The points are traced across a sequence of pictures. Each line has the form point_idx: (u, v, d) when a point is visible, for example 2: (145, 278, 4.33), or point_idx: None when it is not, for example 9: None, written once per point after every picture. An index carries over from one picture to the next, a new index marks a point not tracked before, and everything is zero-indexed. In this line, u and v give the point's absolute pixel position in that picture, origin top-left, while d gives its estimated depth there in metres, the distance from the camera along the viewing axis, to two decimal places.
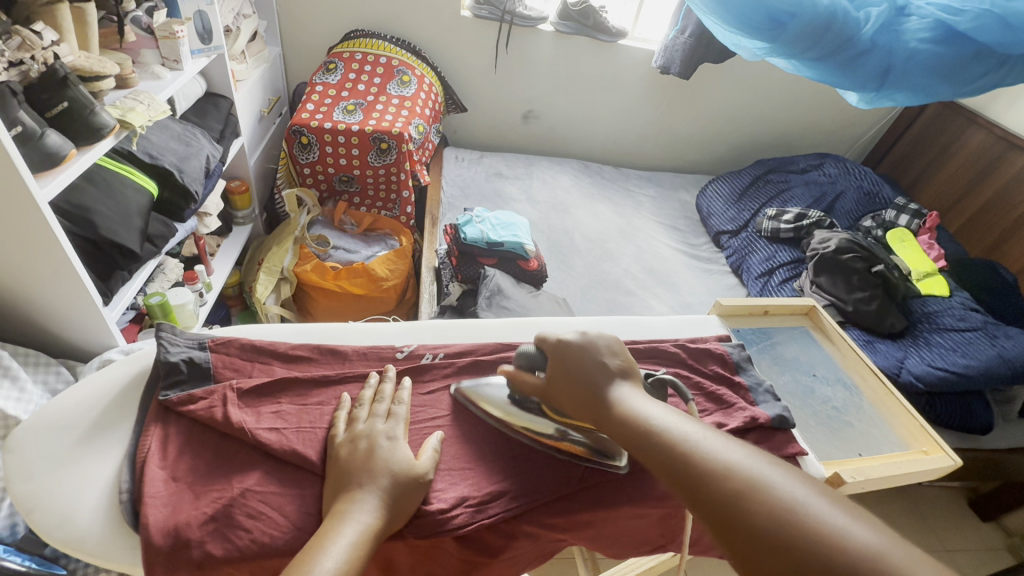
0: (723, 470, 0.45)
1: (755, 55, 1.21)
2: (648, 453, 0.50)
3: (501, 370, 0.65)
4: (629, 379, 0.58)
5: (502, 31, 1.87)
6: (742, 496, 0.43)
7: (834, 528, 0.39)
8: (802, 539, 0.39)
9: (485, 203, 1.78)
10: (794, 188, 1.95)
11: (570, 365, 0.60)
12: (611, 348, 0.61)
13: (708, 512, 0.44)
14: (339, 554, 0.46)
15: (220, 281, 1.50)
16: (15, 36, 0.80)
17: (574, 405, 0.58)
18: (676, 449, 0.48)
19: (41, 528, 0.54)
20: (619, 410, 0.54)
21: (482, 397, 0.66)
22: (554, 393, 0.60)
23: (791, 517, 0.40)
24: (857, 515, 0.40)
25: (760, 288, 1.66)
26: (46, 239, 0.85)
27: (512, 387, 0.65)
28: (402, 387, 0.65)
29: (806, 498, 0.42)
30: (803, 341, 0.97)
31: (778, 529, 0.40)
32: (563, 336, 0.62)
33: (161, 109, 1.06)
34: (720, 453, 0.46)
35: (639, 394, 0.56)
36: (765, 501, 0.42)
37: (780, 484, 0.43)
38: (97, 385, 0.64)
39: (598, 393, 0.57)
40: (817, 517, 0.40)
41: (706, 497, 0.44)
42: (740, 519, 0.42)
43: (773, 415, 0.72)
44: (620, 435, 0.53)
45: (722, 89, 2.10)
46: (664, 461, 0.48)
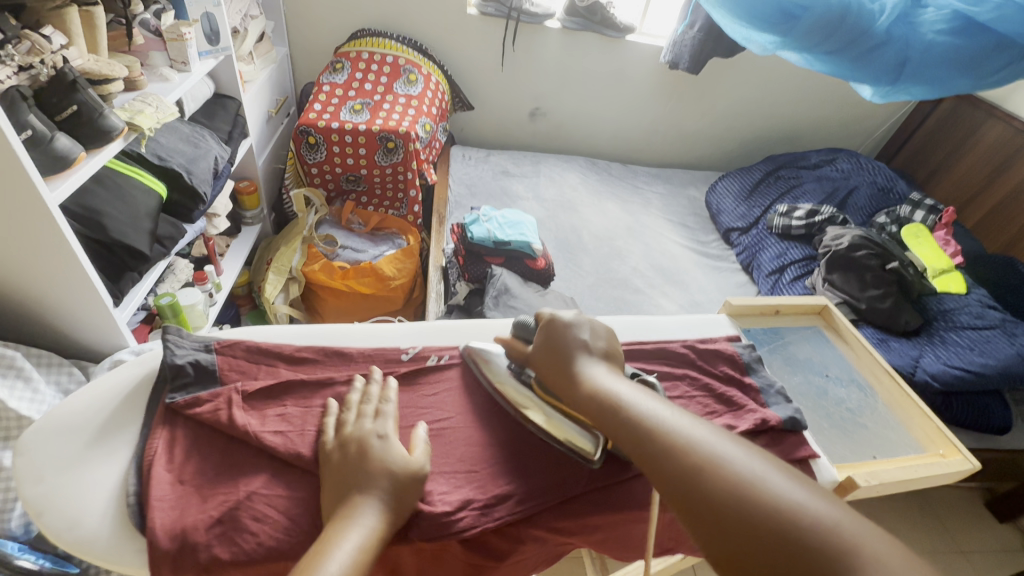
0: (685, 445, 0.48)
1: (766, 49, 1.20)
2: (615, 427, 0.53)
3: (497, 338, 0.70)
4: (607, 360, 0.62)
5: (509, 29, 1.86)
6: (702, 469, 0.46)
7: (787, 499, 0.42)
8: (753, 508, 0.42)
9: (493, 201, 1.77)
10: (805, 184, 1.92)
11: (556, 344, 0.63)
12: (596, 331, 0.65)
13: (669, 485, 0.47)
14: (343, 559, 0.46)
15: (229, 281, 1.51)
16: (24, 40, 0.81)
17: (555, 377, 0.61)
18: (643, 424, 0.51)
19: (51, 531, 0.54)
20: (593, 387, 0.57)
21: (489, 361, 0.69)
22: (537, 362, 0.64)
23: (744, 488, 0.43)
24: (808, 488, 0.43)
25: (770, 286, 1.64)
26: (57, 242, 0.86)
27: (511, 358, 0.68)
28: (389, 386, 0.65)
29: (762, 471, 0.45)
30: (816, 341, 0.95)
31: (731, 499, 0.43)
32: (555, 315, 0.66)
33: (169, 111, 1.07)
34: (684, 430, 0.50)
35: (612, 373, 0.59)
36: (721, 475, 0.45)
37: (737, 459, 0.46)
38: (106, 387, 0.65)
39: (576, 371, 0.60)
40: (770, 489, 0.43)
41: (668, 471, 0.47)
42: (697, 493, 0.45)
43: (784, 418, 0.71)
44: (591, 413, 0.56)
45: (732, 83, 2.07)
46: (631, 438, 0.51)
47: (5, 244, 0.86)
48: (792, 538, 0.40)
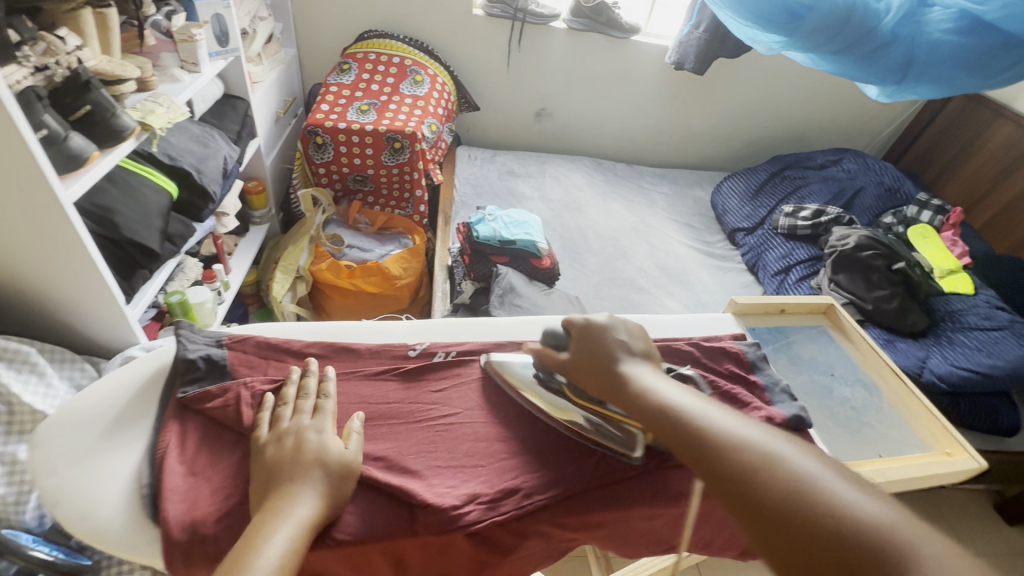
0: (739, 445, 0.46)
1: (771, 49, 1.20)
2: (664, 427, 0.51)
3: (528, 348, 0.66)
4: (647, 360, 0.60)
5: (515, 30, 1.87)
6: (756, 468, 0.44)
7: (850, 503, 0.39)
8: (812, 511, 0.40)
9: (498, 201, 1.78)
10: (811, 184, 1.92)
11: (594, 346, 0.61)
12: (632, 332, 0.63)
13: (721, 484, 0.45)
14: (276, 551, 0.45)
15: (238, 280, 1.53)
16: (41, 42, 0.83)
17: (596, 380, 0.59)
18: (692, 423, 0.50)
19: (66, 521, 0.55)
20: (637, 387, 0.55)
21: (512, 371, 0.69)
22: (576, 374, 0.61)
23: (803, 489, 0.41)
24: (870, 493, 0.41)
25: (776, 287, 1.64)
26: (71, 239, 0.87)
27: (540, 367, 0.66)
28: (327, 379, 0.64)
29: (821, 473, 0.42)
30: (821, 340, 0.95)
31: (789, 500, 0.41)
32: (589, 319, 0.64)
33: (179, 111, 1.09)
34: (736, 429, 0.48)
35: (655, 373, 0.58)
36: (777, 474, 0.43)
37: (794, 459, 0.44)
38: (119, 381, 0.66)
39: (616, 372, 0.58)
40: (830, 492, 0.41)
41: (720, 470, 0.45)
42: (751, 493, 0.43)
43: (789, 416, 0.71)
44: (636, 411, 0.54)
45: (737, 84, 2.07)
46: (680, 437, 0.50)
47: (21, 241, 0.87)
48: (856, 542, 0.37)
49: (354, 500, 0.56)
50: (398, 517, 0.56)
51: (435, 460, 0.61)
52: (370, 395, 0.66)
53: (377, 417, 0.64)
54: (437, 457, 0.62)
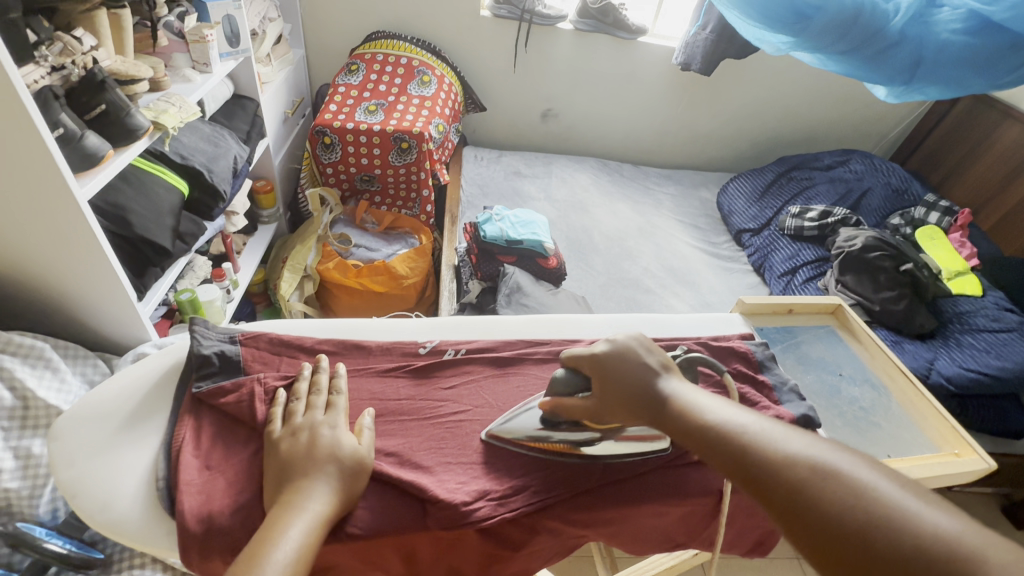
0: (789, 459, 0.45)
1: (779, 49, 1.20)
2: (710, 447, 0.51)
3: (541, 405, 0.62)
4: (672, 374, 0.59)
5: (521, 30, 1.87)
6: (807, 482, 0.43)
7: (907, 511, 0.39)
8: (869, 522, 0.39)
9: (504, 201, 1.79)
10: (818, 185, 1.92)
11: (612, 373, 0.59)
12: (645, 346, 0.61)
13: (776, 502, 0.44)
14: (291, 545, 0.46)
15: (246, 278, 1.54)
16: (58, 42, 0.84)
17: (627, 411, 0.57)
18: (740, 440, 0.49)
19: (84, 512, 0.56)
20: (674, 406, 0.55)
21: (519, 425, 0.63)
22: (608, 411, 0.59)
23: (856, 501, 0.40)
24: (926, 498, 0.40)
25: (782, 288, 1.64)
26: (85, 237, 0.88)
27: (554, 415, 0.62)
28: (339, 376, 0.65)
29: (875, 482, 0.42)
30: (829, 340, 0.95)
31: (850, 514, 0.40)
32: (597, 348, 0.62)
33: (191, 111, 1.10)
34: (786, 443, 0.47)
35: (690, 388, 0.57)
36: (834, 489, 0.42)
37: (850, 471, 0.43)
38: (135, 377, 0.67)
39: (647, 392, 0.57)
40: (885, 501, 0.40)
41: (773, 489, 0.45)
42: (808, 508, 0.42)
43: (797, 415, 0.71)
44: (677, 430, 0.54)
45: (744, 84, 2.07)
46: (726, 455, 0.49)
47: (35, 238, 0.88)
48: (924, 557, 0.36)
49: (366, 495, 0.56)
50: (409, 512, 0.56)
51: (445, 456, 0.62)
52: (381, 392, 0.67)
53: (387, 413, 0.65)
54: (447, 453, 0.62)
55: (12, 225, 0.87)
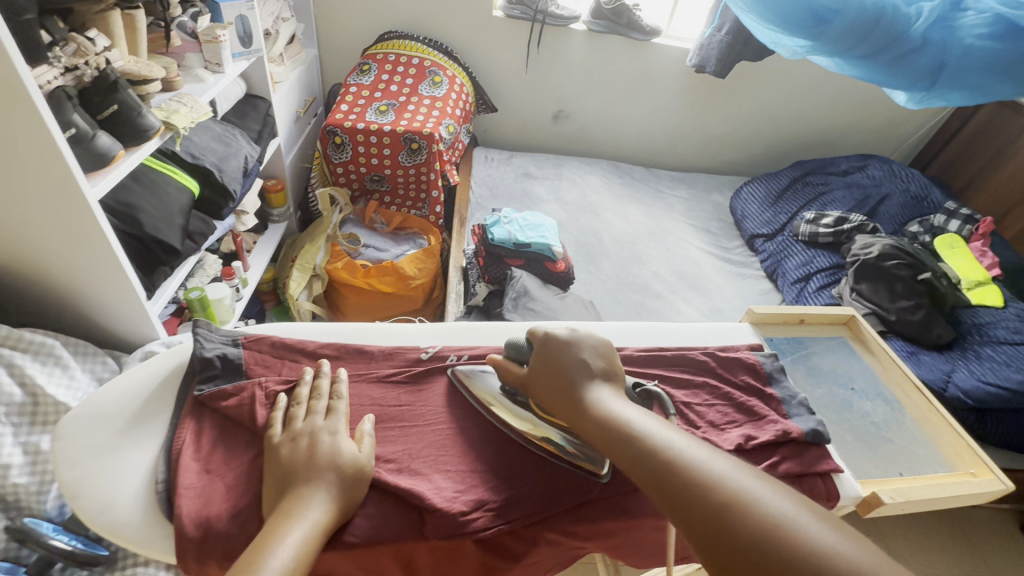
0: (710, 481, 0.44)
1: (796, 53, 1.20)
2: (629, 458, 0.49)
3: (487, 359, 0.66)
4: (609, 382, 0.59)
5: (534, 31, 1.86)
6: (727, 506, 0.42)
7: (824, 545, 0.38)
8: (787, 552, 0.38)
9: (514, 203, 1.78)
10: (834, 190, 1.88)
11: (554, 365, 0.61)
12: (596, 350, 0.62)
13: (694, 523, 0.43)
14: (289, 551, 0.45)
15: (256, 277, 1.55)
16: (70, 43, 0.84)
17: (557, 403, 0.58)
18: (660, 456, 0.48)
19: (85, 513, 0.56)
20: (599, 412, 0.54)
21: (479, 380, 0.67)
22: (535, 387, 0.61)
23: (778, 529, 0.40)
24: (843, 530, 0.40)
25: (795, 295, 1.61)
26: (96, 236, 0.89)
27: (501, 378, 0.65)
28: (340, 381, 0.64)
29: (792, 512, 0.41)
30: (841, 352, 0.93)
31: (765, 544, 0.39)
32: (550, 332, 0.64)
33: (203, 111, 1.11)
34: (705, 463, 0.46)
35: (618, 397, 0.56)
36: (750, 517, 0.41)
37: (765, 498, 0.42)
38: (140, 377, 0.67)
39: (577, 392, 0.57)
40: (804, 532, 0.39)
41: (690, 511, 0.43)
42: (725, 535, 0.41)
43: (807, 430, 0.69)
44: (600, 439, 0.52)
45: (759, 87, 2.03)
46: (645, 470, 0.48)
47: (45, 236, 0.89)
48: None
49: (365, 503, 0.55)
50: (406, 519, 0.55)
51: (444, 464, 0.61)
52: (382, 397, 0.66)
53: (387, 419, 0.64)
54: (446, 461, 0.61)
55: (23, 223, 0.88)
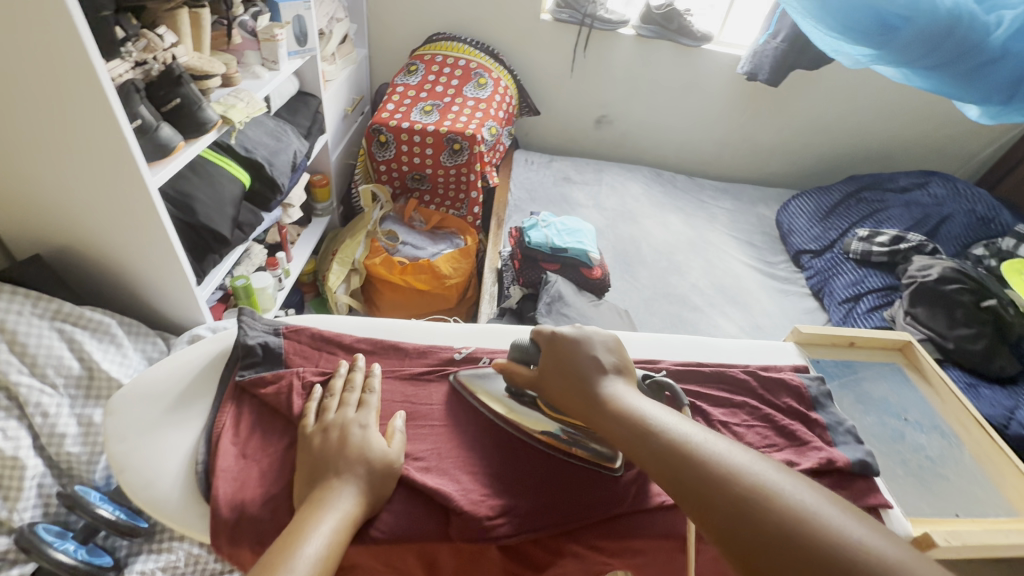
0: (730, 473, 0.43)
1: (857, 61, 1.16)
2: (644, 452, 0.48)
3: (495, 363, 0.64)
4: (623, 376, 0.58)
5: (581, 35, 1.86)
6: (747, 499, 0.41)
7: (851, 538, 0.37)
8: (810, 545, 0.37)
9: (552, 207, 1.77)
10: (890, 208, 1.78)
11: (563, 361, 0.59)
12: (607, 346, 0.60)
13: (713, 516, 0.42)
14: (321, 541, 0.46)
15: (298, 268, 1.60)
16: (142, 38, 0.88)
17: (570, 401, 0.57)
18: (678, 449, 0.47)
19: (129, 488, 0.57)
20: (614, 406, 0.53)
21: (484, 385, 0.66)
22: (548, 387, 0.60)
23: (800, 523, 0.39)
24: (873, 526, 0.38)
25: (843, 315, 1.53)
26: (152, 223, 0.94)
27: (508, 381, 0.64)
28: (373, 375, 0.64)
29: (817, 505, 0.40)
30: (894, 380, 0.87)
31: (788, 535, 0.38)
32: (557, 329, 0.62)
33: (258, 106, 1.16)
34: (724, 456, 0.45)
35: (634, 392, 0.55)
36: (770, 508, 0.40)
37: (789, 491, 0.41)
38: (187, 359, 0.67)
39: (590, 387, 0.56)
40: (828, 525, 0.38)
41: (708, 501, 0.42)
42: (746, 526, 0.40)
43: (853, 460, 0.65)
44: (614, 433, 0.52)
45: (813, 97, 1.95)
46: (662, 464, 0.47)
47: (108, 222, 0.94)
48: None
49: (393, 498, 0.55)
50: (431, 519, 0.54)
51: (471, 466, 0.59)
52: (413, 395, 0.66)
53: (418, 417, 0.63)
54: (473, 464, 0.59)
55: (86, 208, 0.92)
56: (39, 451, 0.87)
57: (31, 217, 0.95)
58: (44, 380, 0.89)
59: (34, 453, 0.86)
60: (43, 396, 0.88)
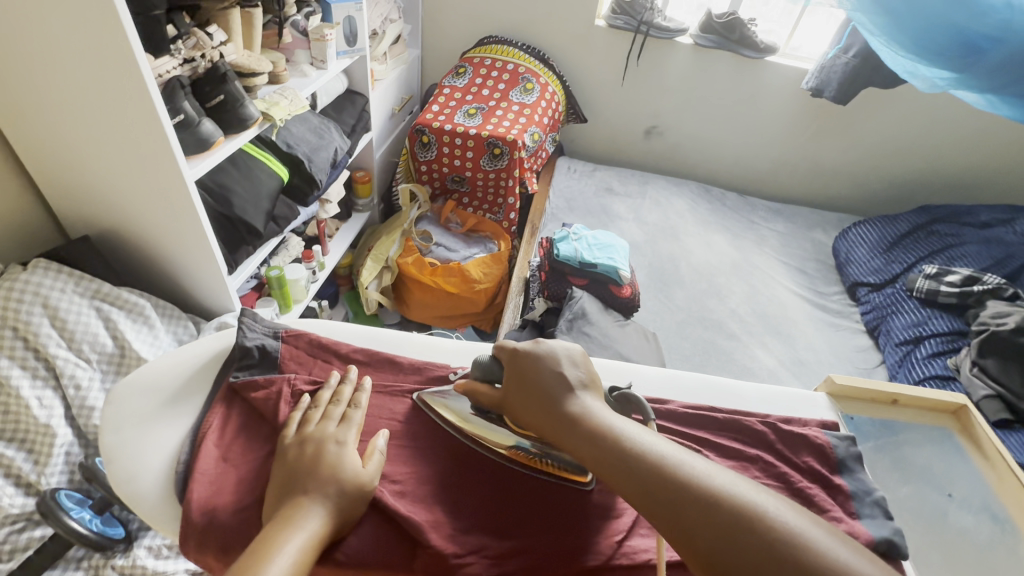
0: (715, 495, 0.44)
1: (935, 86, 1.09)
2: (622, 477, 0.47)
3: (457, 385, 0.62)
4: (590, 390, 0.55)
5: (636, 43, 1.80)
6: (735, 522, 0.42)
7: (837, 559, 0.39)
8: (802, 565, 0.39)
9: (590, 217, 1.73)
10: (966, 244, 1.61)
11: (526, 378, 0.57)
12: (573, 358, 0.57)
13: (700, 541, 0.42)
14: (288, 560, 0.45)
15: (333, 261, 1.63)
16: (192, 37, 0.93)
17: (536, 420, 0.54)
18: (659, 473, 0.46)
19: (114, 479, 0.58)
20: (585, 425, 0.51)
21: (448, 403, 0.63)
22: (512, 406, 0.57)
23: (790, 545, 0.40)
24: (851, 546, 0.41)
25: (899, 358, 1.39)
26: (188, 213, 0.98)
27: (472, 400, 0.61)
28: (362, 390, 0.63)
29: (801, 526, 0.41)
30: (943, 447, 0.78)
31: (777, 558, 0.39)
32: (518, 345, 0.60)
33: (301, 105, 1.19)
34: (705, 476, 0.45)
35: (603, 406, 0.53)
36: (761, 531, 0.41)
37: (774, 511, 0.42)
38: (187, 355, 0.68)
39: (557, 406, 0.53)
40: (816, 547, 0.40)
41: (694, 529, 0.42)
42: (739, 551, 0.40)
43: (878, 538, 0.57)
44: (587, 456, 0.49)
45: (886, 116, 1.80)
46: (642, 490, 0.46)
47: (148, 209, 0.99)
48: None
49: (363, 521, 0.54)
50: (399, 550, 0.52)
51: (445, 498, 0.57)
52: (402, 413, 0.64)
53: (402, 436, 0.62)
54: (449, 494, 0.57)
55: (128, 196, 0.98)
56: (69, 421, 0.93)
57: (82, 200, 1.01)
58: (79, 355, 0.95)
59: (65, 422, 0.91)
60: (77, 369, 0.94)
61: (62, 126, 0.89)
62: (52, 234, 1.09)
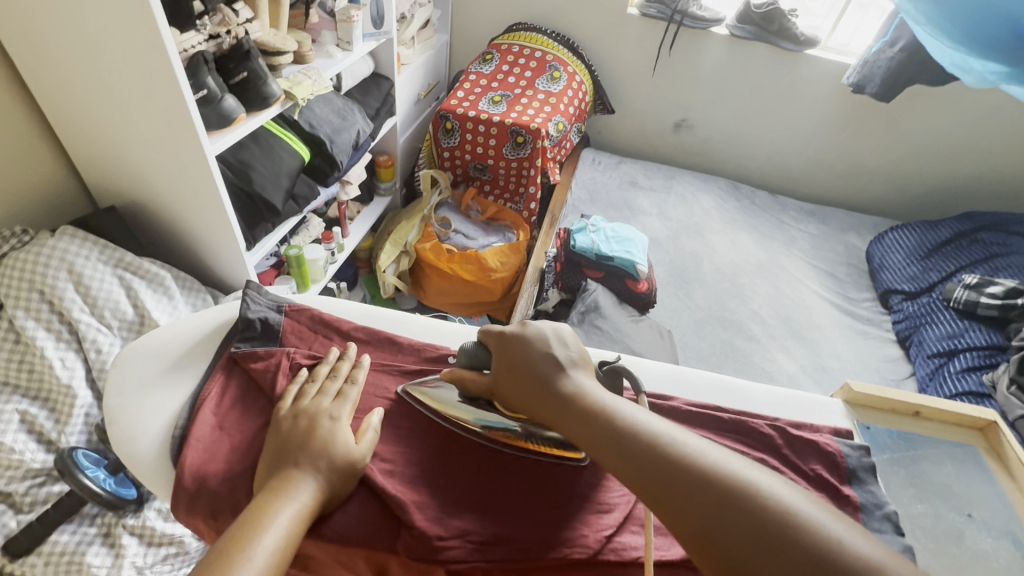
0: (706, 471, 0.42)
1: (987, 81, 1.00)
2: (612, 454, 0.46)
3: (442, 373, 0.61)
4: (581, 369, 0.54)
5: (669, 32, 1.74)
6: (725, 497, 0.40)
7: (831, 535, 0.37)
8: (795, 539, 0.37)
9: (612, 210, 1.69)
10: (1013, 255, 1.51)
11: (516, 358, 0.56)
12: (563, 339, 0.56)
13: (688, 517, 0.41)
14: (278, 531, 0.45)
15: (353, 244, 1.65)
16: (218, 13, 0.95)
17: (527, 400, 0.53)
18: (649, 450, 0.45)
19: (116, 440, 0.60)
20: (576, 404, 0.50)
21: (434, 393, 0.62)
22: (502, 390, 0.56)
23: (781, 519, 0.38)
24: (848, 523, 0.39)
25: (930, 371, 1.32)
26: (208, 188, 1.00)
27: (460, 388, 0.60)
28: (360, 368, 0.63)
29: (794, 501, 0.40)
30: (965, 465, 0.74)
31: (768, 533, 0.38)
32: (505, 329, 0.59)
33: (324, 85, 1.19)
34: (695, 453, 0.44)
35: (595, 385, 0.52)
36: (752, 506, 0.39)
37: (765, 487, 0.41)
38: (191, 325, 0.70)
39: (547, 386, 0.52)
40: (809, 522, 0.38)
41: (683, 505, 0.41)
42: (729, 527, 0.39)
43: None
44: (578, 435, 0.49)
45: (935, 116, 1.70)
46: (631, 468, 0.45)
47: (170, 183, 1.02)
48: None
49: (352, 498, 0.54)
50: (385, 530, 0.52)
51: (435, 480, 0.56)
52: (398, 393, 0.64)
53: (396, 417, 0.62)
54: (439, 478, 0.57)
55: (150, 168, 1.00)
56: (89, 382, 0.96)
57: (109, 172, 1.05)
58: (101, 320, 0.98)
59: (85, 383, 0.95)
60: (99, 334, 0.97)
61: (91, 98, 0.92)
62: (82, 203, 1.13)
